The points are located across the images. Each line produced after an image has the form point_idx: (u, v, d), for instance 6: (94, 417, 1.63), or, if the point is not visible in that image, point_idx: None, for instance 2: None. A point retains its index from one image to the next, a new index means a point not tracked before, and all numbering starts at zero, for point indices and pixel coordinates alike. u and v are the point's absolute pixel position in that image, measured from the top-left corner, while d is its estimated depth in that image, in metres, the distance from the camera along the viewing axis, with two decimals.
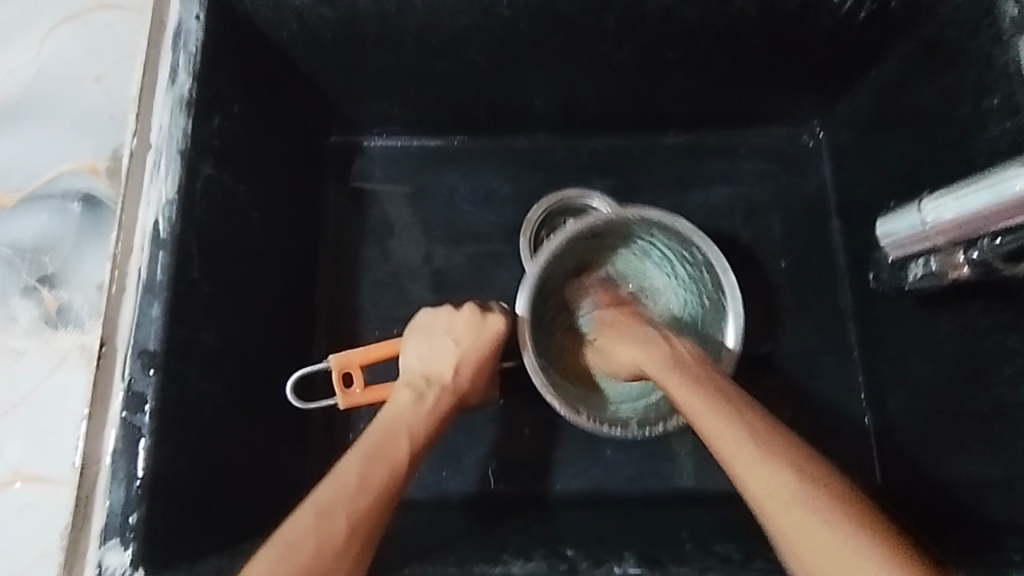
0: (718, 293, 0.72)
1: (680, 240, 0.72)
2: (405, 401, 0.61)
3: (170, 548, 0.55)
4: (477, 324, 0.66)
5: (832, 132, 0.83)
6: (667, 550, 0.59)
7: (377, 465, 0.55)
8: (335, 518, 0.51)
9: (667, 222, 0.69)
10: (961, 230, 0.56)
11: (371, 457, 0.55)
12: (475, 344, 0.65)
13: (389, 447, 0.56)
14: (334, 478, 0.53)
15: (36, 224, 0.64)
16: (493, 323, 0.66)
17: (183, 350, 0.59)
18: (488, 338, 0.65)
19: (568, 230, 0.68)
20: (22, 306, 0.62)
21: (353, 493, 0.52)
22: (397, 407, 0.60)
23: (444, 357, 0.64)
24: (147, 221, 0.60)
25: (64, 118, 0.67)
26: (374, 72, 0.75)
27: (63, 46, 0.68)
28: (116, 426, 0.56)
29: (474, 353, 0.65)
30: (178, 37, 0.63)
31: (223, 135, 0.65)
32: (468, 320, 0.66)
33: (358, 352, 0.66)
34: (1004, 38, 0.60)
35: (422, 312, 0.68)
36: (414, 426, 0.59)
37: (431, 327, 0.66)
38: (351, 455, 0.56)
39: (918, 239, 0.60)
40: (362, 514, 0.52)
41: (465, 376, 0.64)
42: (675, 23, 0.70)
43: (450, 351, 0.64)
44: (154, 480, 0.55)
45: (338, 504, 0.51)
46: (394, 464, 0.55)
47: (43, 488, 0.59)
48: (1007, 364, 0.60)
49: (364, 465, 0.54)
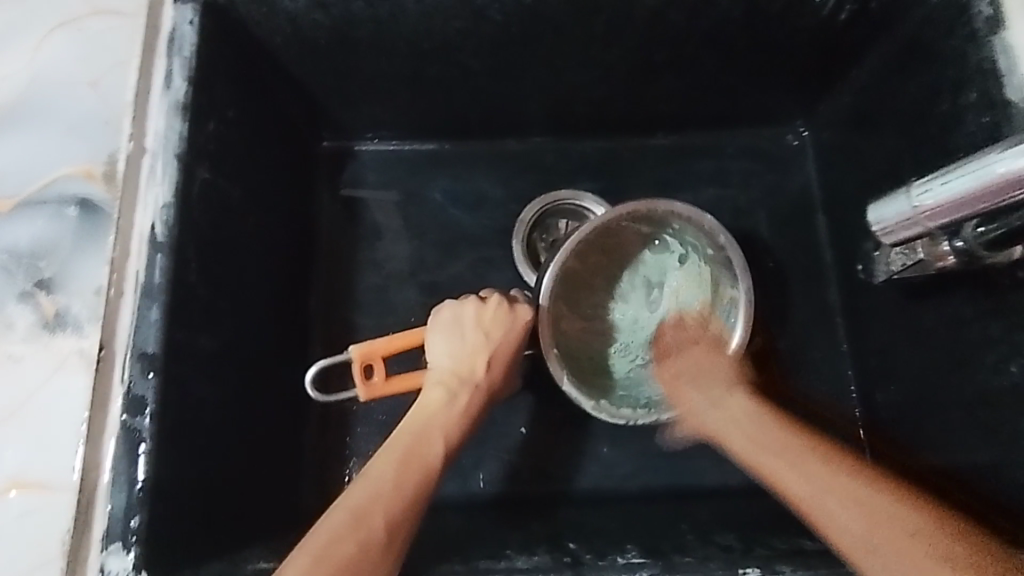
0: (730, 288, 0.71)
1: (696, 230, 0.71)
2: (437, 402, 0.61)
3: (173, 553, 0.54)
4: (506, 317, 0.65)
5: (816, 131, 0.85)
6: (667, 542, 0.60)
7: (411, 469, 0.55)
8: (372, 520, 0.51)
9: (694, 218, 0.69)
10: (959, 210, 0.52)
11: (403, 462, 0.55)
12: (508, 335, 0.65)
13: (421, 452, 0.57)
14: (367, 480, 0.53)
15: (32, 229, 0.61)
16: (522, 314, 0.65)
17: (181, 352, 0.59)
18: (516, 331, 0.65)
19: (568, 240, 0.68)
20: (19, 311, 0.58)
21: (386, 497, 0.52)
22: (430, 406, 0.61)
23: (475, 355, 0.64)
24: (144, 225, 0.59)
25: (58, 125, 0.63)
26: (366, 76, 0.75)
27: (58, 47, 0.65)
28: (114, 433, 0.55)
29: (503, 351, 0.65)
30: (172, 43, 0.63)
31: (217, 140, 0.65)
32: (497, 313, 0.65)
33: (380, 344, 0.65)
34: (978, 37, 0.62)
35: (446, 305, 0.66)
36: (446, 429, 0.60)
37: (459, 322, 0.65)
38: (381, 460, 0.56)
39: (907, 225, 0.55)
40: (397, 516, 0.52)
41: (495, 372, 0.65)
42: (663, 25, 0.72)
43: (481, 350, 0.64)
44: (156, 484, 0.55)
45: (373, 507, 0.51)
46: (427, 468, 0.56)
47: (41, 494, 0.55)
48: (992, 351, 0.62)
49: (397, 469, 0.55)
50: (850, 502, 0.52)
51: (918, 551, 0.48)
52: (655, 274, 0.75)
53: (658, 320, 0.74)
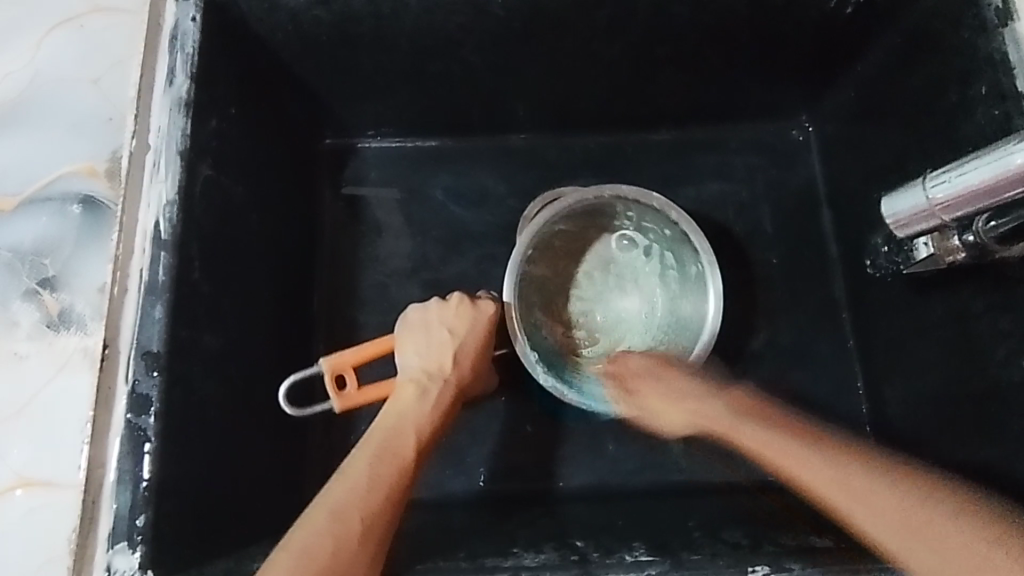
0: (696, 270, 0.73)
1: (650, 211, 0.73)
2: (408, 400, 0.61)
3: (179, 552, 0.54)
4: (470, 314, 0.65)
5: (821, 126, 0.84)
6: (674, 539, 0.59)
7: (385, 464, 0.55)
8: (349, 516, 0.51)
9: (642, 198, 0.72)
10: (973, 202, 0.51)
11: (377, 458, 0.56)
12: (474, 330, 0.65)
13: (395, 447, 0.57)
14: (343, 479, 0.53)
15: (36, 227, 0.60)
16: (486, 309, 0.66)
17: (185, 351, 0.58)
18: (482, 326, 0.65)
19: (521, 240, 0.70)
20: (23, 310, 0.58)
21: (362, 493, 0.52)
22: (401, 404, 0.61)
23: (444, 351, 0.64)
24: (147, 223, 0.59)
25: (61, 122, 0.63)
26: (369, 72, 0.75)
27: (60, 46, 0.65)
28: (119, 432, 0.54)
29: (470, 346, 0.65)
30: (174, 40, 0.63)
31: (219, 137, 0.65)
32: (460, 311, 0.65)
33: (351, 353, 0.64)
34: (989, 30, 0.61)
35: (411, 308, 0.66)
36: (419, 424, 0.60)
37: (424, 322, 0.65)
38: (357, 456, 0.56)
39: (922, 216, 0.55)
40: (374, 509, 0.52)
41: (466, 367, 0.65)
42: (667, 19, 0.71)
43: (449, 346, 0.64)
44: (161, 483, 0.54)
45: (349, 504, 0.51)
46: (401, 462, 0.56)
47: (47, 492, 0.55)
48: (1001, 345, 0.62)
49: (372, 465, 0.55)
50: (856, 480, 0.51)
51: (934, 523, 0.47)
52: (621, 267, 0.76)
53: (627, 310, 0.75)
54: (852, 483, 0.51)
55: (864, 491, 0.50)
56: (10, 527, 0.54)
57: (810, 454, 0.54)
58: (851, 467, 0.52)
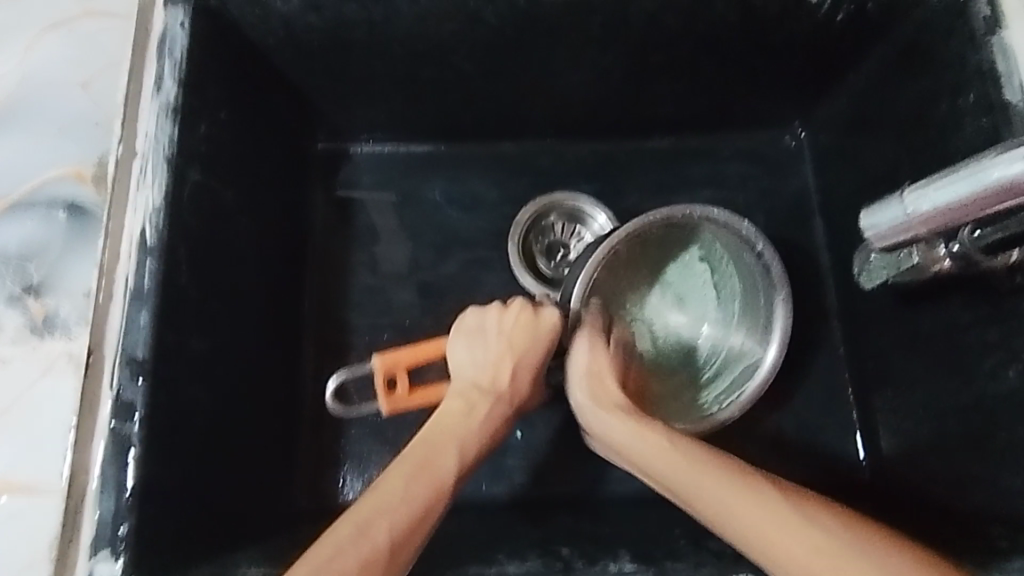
0: (761, 300, 0.71)
1: (731, 244, 0.71)
2: (455, 412, 0.59)
3: (161, 560, 0.54)
4: (530, 323, 0.62)
5: (815, 135, 0.84)
6: (661, 549, 0.59)
7: (421, 481, 0.53)
8: (374, 535, 0.50)
9: (731, 223, 0.69)
10: (952, 216, 0.48)
11: (413, 475, 0.54)
12: (533, 346, 0.62)
13: (432, 462, 0.55)
14: (371, 495, 0.52)
15: (22, 231, 0.60)
16: (549, 319, 0.62)
17: (170, 357, 0.58)
18: (545, 336, 0.62)
19: (601, 255, 0.67)
20: (9, 314, 0.58)
21: (395, 516, 0.51)
22: (447, 416, 0.58)
23: (495, 360, 0.61)
24: (133, 228, 0.58)
25: (49, 127, 0.63)
26: (361, 78, 0.75)
27: (50, 49, 0.64)
28: (104, 437, 0.54)
29: (528, 357, 0.61)
30: (163, 45, 0.62)
31: (209, 143, 0.65)
32: (520, 318, 0.62)
33: (405, 353, 0.63)
34: (977, 39, 0.62)
35: (469, 311, 0.64)
36: (465, 438, 0.57)
37: (481, 327, 0.63)
38: (392, 470, 0.54)
39: (899, 230, 0.50)
40: (401, 533, 0.51)
41: (523, 380, 0.62)
42: (658, 27, 0.71)
43: (504, 356, 0.61)
44: (144, 490, 0.54)
45: (375, 523, 0.51)
46: (438, 486, 0.54)
47: (30, 498, 0.54)
48: (988, 358, 0.62)
49: (408, 484, 0.53)
50: (759, 507, 0.49)
51: (808, 549, 0.47)
52: (680, 282, 0.73)
53: (682, 325, 0.73)
54: (751, 510, 0.49)
55: (761, 508, 0.49)
56: None
57: (715, 475, 0.51)
58: (766, 492, 0.50)
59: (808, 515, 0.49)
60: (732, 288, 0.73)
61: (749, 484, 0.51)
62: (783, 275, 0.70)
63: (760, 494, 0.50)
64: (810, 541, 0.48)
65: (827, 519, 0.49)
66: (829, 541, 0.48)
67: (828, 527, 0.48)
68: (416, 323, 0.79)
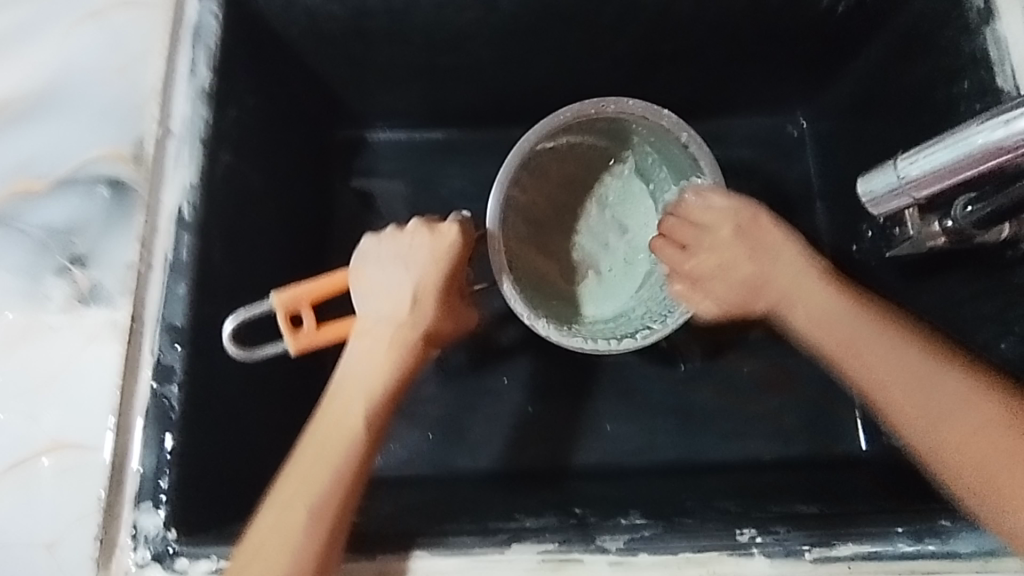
0: (694, 177, 0.71)
1: (659, 132, 0.71)
2: (360, 353, 0.60)
3: (199, 516, 0.57)
4: (426, 246, 0.62)
5: (816, 122, 0.88)
6: (670, 508, 0.63)
7: (322, 452, 0.56)
8: (295, 513, 0.53)
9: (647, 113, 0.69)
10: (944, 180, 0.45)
11: (314, 447, 0.56)
12: (430, 273, 0.62)
13: (339, 421, 0.57)
14: (292, 476, 0.55)
15: (67, 208, 0.63)
16: (446, 236, 0.62)
17: (205, 327, 0.61)
18: (437, 259, 0.62)
19: (527, 137, 0.68)
20: (55, 286, 0.60)
21: (304, 489, 0.54)
22: (354, 359, 0.60)
23: (396, 295, 0.61)
24: (170, 204, 0.61)
25: (88, 110, 0.66)
26: (381, 66, 0.78)
27: (88, 36, 0.67)
28: (144, 399, 0.57)
29: (428, 285, 0.61)
30: (195, 33, 0.65)
31: (239, 127, 0.68)
32: (416, 244, 0.62)
33: (307, 288, 0.60)
34: (971, 30, 0.64)
35: (367, 240, 0.63)
36: (372, 376, 0.59)
37: (374, 256, 0.62)
38: (302, 442, 0.57)
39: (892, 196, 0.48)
40: (318, 505, 0.54)
41: (427, 304, 0.61)
42: (667, 17, 0.74)
43: (401, 286, 0.61)
44: (182, 449, 0.58)
45: (296, 500, 0.54)
46: (349, 437, 0.56)
47: (79, 457, 0.57)
48: (982, 330, 0.65)
49: (311, 457, 0.56)
50: (915, 368, 0.55)
51: (992, 453, 0.51)
52: (614, 194, 0.77)
53: (619, 242, 0.76)
54: (945, 404, 0.53)
55: (940, 388, 0.54)
56: (41, 491, 0.56)
57: (890, 351, 0.56)
58: (955, 388, 0.53)
59: (971, 389, 0.53)
60: (655, 177, 0.75)
61: (929, 369, 0.54)
62: (711, 155, 0.68)
63: (948, 376, 0.54)
64: (957, 403, 0.53)
65: (988, 400, 0.53)
66: (979, 423, 0.52)
67: (981, 406, 0.52)
68: None
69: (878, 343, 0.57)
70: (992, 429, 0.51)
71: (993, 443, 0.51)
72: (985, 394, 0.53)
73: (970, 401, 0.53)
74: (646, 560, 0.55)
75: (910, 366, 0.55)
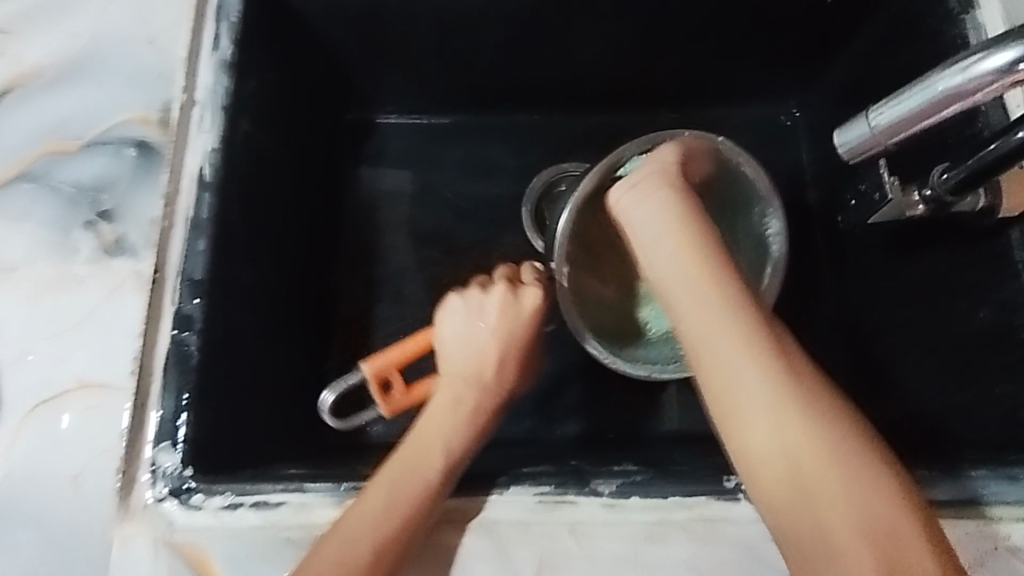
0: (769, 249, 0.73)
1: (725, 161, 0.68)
2: (442, 408, 0.63)
3: (213, 457, 0.61)
4: (512, 308, 0.66)
5: (806, 111, 0.91)
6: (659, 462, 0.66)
7: (408, 483, 0.57)
8: (367, 543, 0.54)
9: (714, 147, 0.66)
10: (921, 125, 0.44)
11: (397, 477, 0.57)
12: (519, 328, 0.66)
13: (416, 461, 0.59)
14: (359, 507, 0.55)
15: (94, 167, 0.66)
16: (528, 299, 0.66)
17: (221, 282, 0.65)
18: (522, 320, 0.66)
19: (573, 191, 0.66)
20: (82, 238, 0.64)
21: (380, 517, 0.55)
22: (435, 415, 0.63)
23: (475, 347, 0.65)
24: (193, 167, 0.66)
25: (118, 77, 0.69)
26: (392, 49, 0.82)
27: (120, 10, 0.72)
28: (166, 344, 0.61)
29: (509, 343, 0.65)
30: (220, 9, 0.70)
31: (257, 100, 0.72)
32: (502, 306, 0.66)
33: (389, 357, 0.67)
34: (952, 18, 0.68)
35: (452, 300, 0.67)
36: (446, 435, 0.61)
37: (479, 305, 0.66)
38: (387, 464, 0.59)
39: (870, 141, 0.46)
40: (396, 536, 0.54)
41: (504, 373, 0.66)
42: (664, 4, 0.78)
43: (484, 338, 0.65)
44: (200, 393, 0.61)
45: (368, 523, 0.54)
46: (421, 484, 0.57)
47: (100, 396, 0.59)
48: (960, 301, 0.68)
49: (390, 490, 0.56)
50: (782, 429, 0.45)
51: (846, 508, 0.43)
52: None
53: None
54: (794, 441, 0.45)
55: (823, 447, 0.44)
56: (65, 430, 0.58)
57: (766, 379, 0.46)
58: (849, 452, 0.44)
59: (873, 477, 0.44)
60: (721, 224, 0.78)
61: (829, 432, 0.45)
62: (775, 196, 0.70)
63: (838, 443, 0.45)
64: (839, 463, 0.44)
65: (861, 471, 0.44)
66: (858, 484, 0.44)
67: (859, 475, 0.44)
68: (437, 277, 0.87)
69: (749, 375, 0.46)
70: (858, 493, 0.44)
71: (803, 492, 0.44)
72: (875, 479, 0.44)
73: (844, 454, 0.44)
74: (636, 502, 0.57)
75: (807, 433, 0.45)
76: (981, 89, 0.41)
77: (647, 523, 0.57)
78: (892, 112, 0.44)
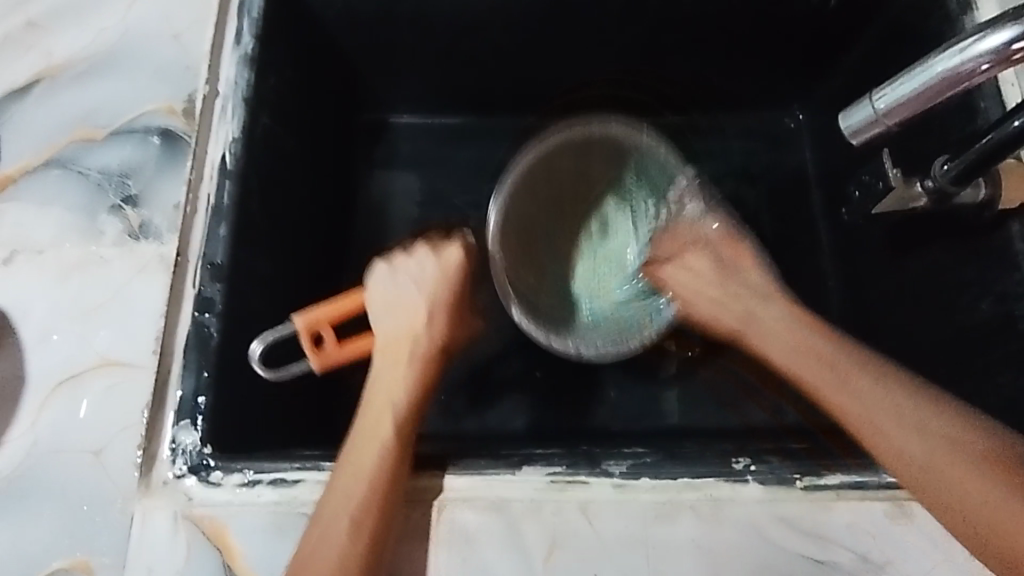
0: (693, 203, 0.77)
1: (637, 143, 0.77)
2: (386, 372, 0.63)
3: (231, 437, 0.62)
4: (433, 264, 0.69)
5: (810, 115, 0.93)
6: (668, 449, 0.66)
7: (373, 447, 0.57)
8: (363, 525, 0.53)
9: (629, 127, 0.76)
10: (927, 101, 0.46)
11: (363, 441, 0.58)
12: (443, 285, 0.68)
13: (376, 422, 0.59)
14: (341, 484, 0.55)
15: (121, 154, 0.70)
16: (449, 255, 0.69)
17: (241, 268, 0.66)
18: (444, 276, 0.69)
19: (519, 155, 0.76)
20: (109, 222, 0.67)
21: (361, 491, 0.54)
22: (377, 374, 0.63)
23: (416, 308, 0.66)
24: (215, 155, 0.68)
25: (146, 69, 0.72)
26: (406, 50, 0.85)
27: (149, 6, 0.75)
28: (187, 324, 0.63)
29: (439, 300, 0.68)
30: (243, 6, 0.72)
31: (277, 97, 0.74)
32: (423, 263, 0.69)
33: (323, 310, 0.63)
34: (952, 18, 0.69)
35: (378, 266, 0.68)
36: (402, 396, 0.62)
37: (394, 273, 0.67)
38: (352, 438, 0.58)
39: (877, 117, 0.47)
40: (381, 503, 0.54)
41: (437, 324, 0.67)
42: (671, 7, 0.81)
43: (416, 300, 0.67)
44: (219, 375, 0.62)
45: (353, 497, 0.54)
46: (387, 443, 0.57)
47: (126, 372, 0.63)
48: (964, 293, 0.70)
49: (364, 452, 0.57)
50: (859, 399, 0.55)
51: (934, 446, 0.51)
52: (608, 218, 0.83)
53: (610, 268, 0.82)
54: (873, 407, 0.54)
55: (890, 407, 0.54)
56: (93, 399, 0.62)
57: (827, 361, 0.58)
58: (902, 403, 0.53)
59: (925, 414, 0.52)
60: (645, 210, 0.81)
61: (892, 400, 0.54)
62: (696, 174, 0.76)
63: (894, 394, 0.54)
64: (908, 420, 0.52)
65: (931, 418, 0.52)
66: (927, 426, 0.52)
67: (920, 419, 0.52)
68: None
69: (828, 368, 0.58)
70: (930, 437, 0.51)
71: (892, 436, 0.52)
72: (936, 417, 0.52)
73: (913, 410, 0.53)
74: (647, 483, 0.57)
75: (860, 400, 0.55)
76: (993, 59, 0.43)
77: (658, 503, 0.57)
78: (914, 82, 0.45)
